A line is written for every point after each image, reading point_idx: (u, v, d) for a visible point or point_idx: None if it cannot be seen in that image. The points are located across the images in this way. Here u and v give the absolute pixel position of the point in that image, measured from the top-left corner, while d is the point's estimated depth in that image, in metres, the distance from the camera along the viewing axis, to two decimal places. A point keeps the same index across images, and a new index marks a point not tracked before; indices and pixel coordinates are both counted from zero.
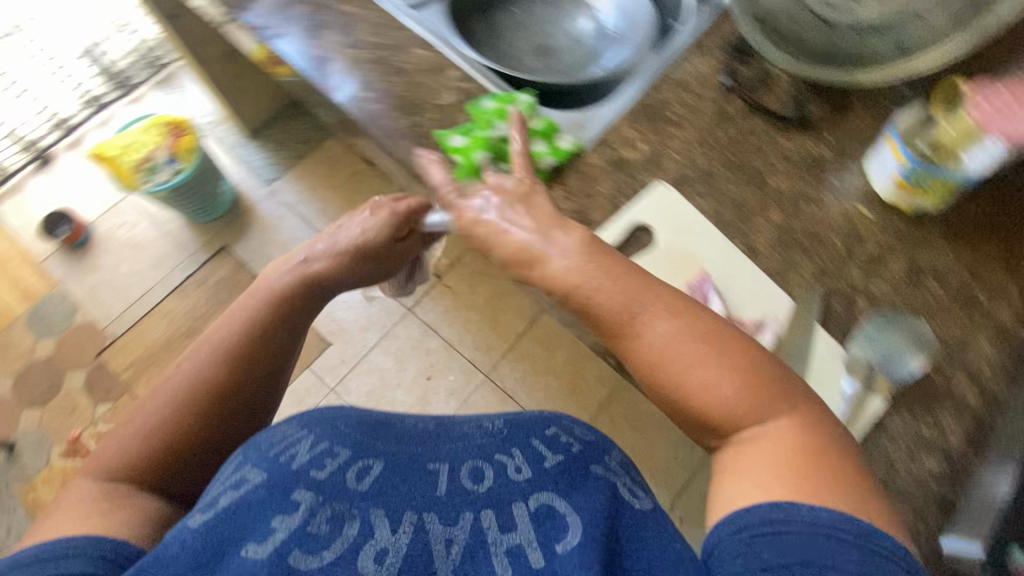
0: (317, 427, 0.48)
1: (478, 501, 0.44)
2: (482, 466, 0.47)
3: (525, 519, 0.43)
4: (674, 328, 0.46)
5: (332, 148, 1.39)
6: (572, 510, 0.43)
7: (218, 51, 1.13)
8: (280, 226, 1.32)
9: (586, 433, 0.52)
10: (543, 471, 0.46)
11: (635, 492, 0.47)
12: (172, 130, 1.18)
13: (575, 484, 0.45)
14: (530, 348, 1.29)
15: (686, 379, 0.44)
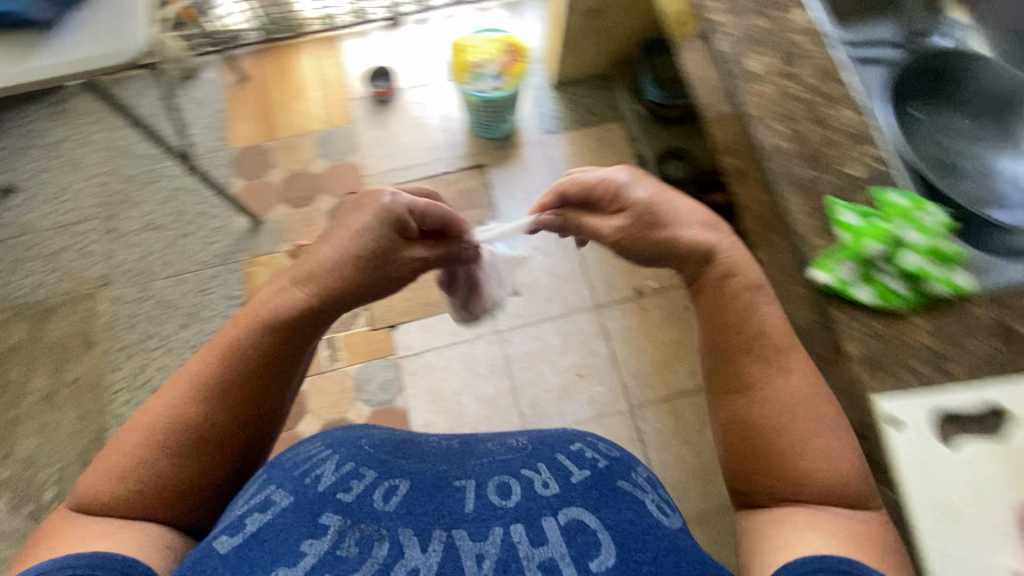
0: (343, 450, 0.62)
1: (506, 519, 0.54)
2: (510, 483, 0.59)
3: (556, 532, 0.52)
4: (806, 382, 0.55)
5: (612, 131, 1.43)
6: (601, 529, 0.52)
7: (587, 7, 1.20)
8: (534, 172, 1.40)
9: (610, 451, 0.65)
10: (569, 484, 0.58)
11: (663, 508, 0.57)
12: (512, 52, 1.27)
13: (602, 500, 0.56)
14: (682, 411, 1.21)
15: (807, 429, 0.54)
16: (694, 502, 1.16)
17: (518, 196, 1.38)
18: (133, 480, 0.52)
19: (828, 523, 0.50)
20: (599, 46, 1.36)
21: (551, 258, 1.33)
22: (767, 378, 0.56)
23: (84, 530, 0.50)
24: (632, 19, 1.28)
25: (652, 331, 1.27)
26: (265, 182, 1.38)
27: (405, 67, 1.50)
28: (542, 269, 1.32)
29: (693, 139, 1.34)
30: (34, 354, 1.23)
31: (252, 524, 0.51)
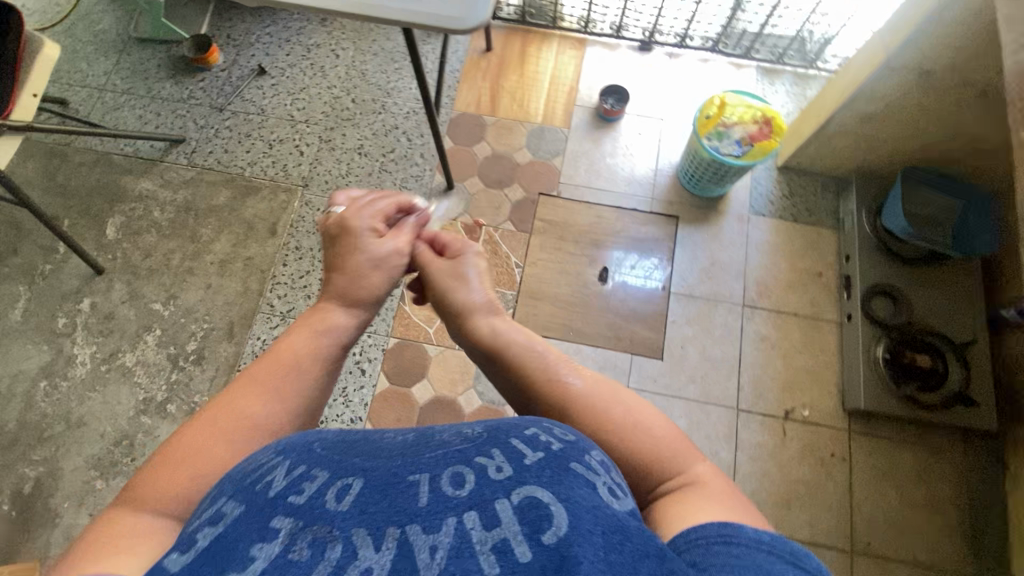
0: (296, 452, 0.46)
1: (460, 507, 0.38)
2: (464, 473, 0.42)
3: (509, 512, 0.37)
4: (581, 382, 0.58)
5: (823, 237, 1.32)
6: (556, 500, 0.38)
7: (866, 108, 1.12)
8: (725, 246, 1.32)
9: (561, 432, 0.47)
10: (521, 469, 0.41)
11: (613, 494, 0.42)
12: (764, 122, 1.20)
13: (559, 479, 0.40)
14: None
15: (616, 423, 0.53)
16: None
17: (700, 263, 1.31)
18: (196, 479, 0.46)
19: (693, 497, 0.47)
20: (851, 148, 1.25)
21: (709, 338, 1.25)
22: (571, 397, 0.56)
23: (100, 543, 0.40)
24: (904, 138, 1.17)
25: (784, 456, 1.16)
26: (471, 152, 1.42)
27: (638, 94, 1.48)
28: (695, 345, 1.24)
29: (916, 283, 1.19)
30: (226, 221, 1.35)
31: (204, 540, 0.38)
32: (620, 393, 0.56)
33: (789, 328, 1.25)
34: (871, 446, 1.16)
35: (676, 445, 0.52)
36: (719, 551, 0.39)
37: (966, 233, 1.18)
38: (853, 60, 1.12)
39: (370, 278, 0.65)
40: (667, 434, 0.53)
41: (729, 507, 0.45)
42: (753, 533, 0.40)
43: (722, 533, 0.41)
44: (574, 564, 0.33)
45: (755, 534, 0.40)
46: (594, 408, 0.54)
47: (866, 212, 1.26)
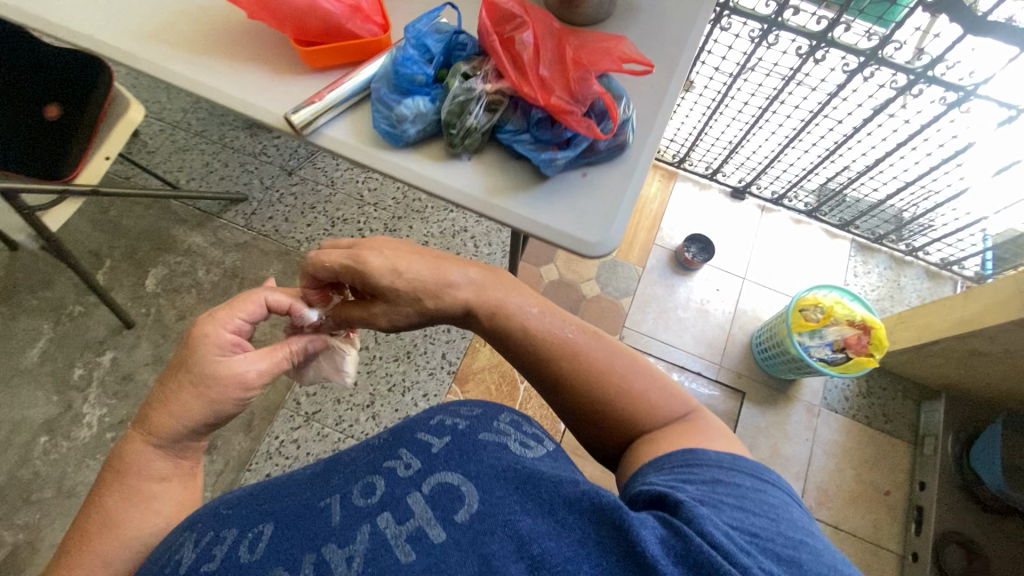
0: (194, 522, 0.46)
1: (372, 514, 0.41)
2: (373, 481, 0.43)
3: (423, 503, 0.41)
4: (592, 347, 0.58)
5: (897, 450, 1.21)
6: (464, 480, 0.42)
7: (981, 345, 1.02)
8: (789, 438, 1.22)
9: (473, 407, 0.52)
10: (432, 454, 0.45)
11: (527, 445, 0.48)
12: (863, 329, 1.07)
13: (466, 455, 0.45)
14: None
15: (624, 384, 0.56)
16: None
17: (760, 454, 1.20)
18: None
19: (695, 429, 0.53)
20: (951, 370, 1.14)
21: None
22: (565, 354, 0.57)
23: None
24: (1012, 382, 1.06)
25: None
26: (537, 272, 1.34)
27: (722, 245, 1.39)
28: None
29: (998, 538, 1.07)
30: None
31: None
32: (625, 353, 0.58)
33: (846, 551, 1.13)
34: None
35: (666, 386, 0.57)
36: (685, 479, 0.47)
37: None
38: (979, 291, 1.01)
39: (183, 405, 0.50)
40: (654, 378, 0.57)
41: (720, 438, 0.52)
42: (715, 454, 0.49)
43: (685, 460, 0.49)
44: (487, 535, 0.39)
45: (717, 455, 0.49)
46: (592, 365, 0.56)
47: (952, 439, 1.15)
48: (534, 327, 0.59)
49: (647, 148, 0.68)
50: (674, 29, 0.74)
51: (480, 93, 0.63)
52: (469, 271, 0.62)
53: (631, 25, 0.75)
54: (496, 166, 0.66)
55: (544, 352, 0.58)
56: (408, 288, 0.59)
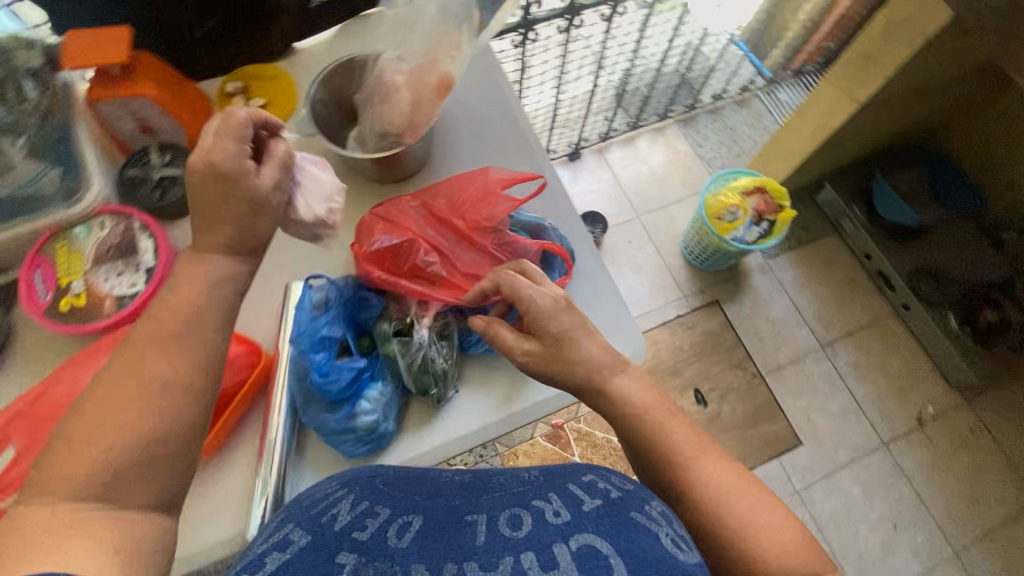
0: (354, 489, 0.45)
1: (517, 547, 0.35)
2: (521, 514, 0.39)
3: (568, 559, 0.33)
4: (722, 468, 0.45)
5: (832, 246, 1.37)
6: (616, 551, 0.33)
7: (838, 139, 1.16)
8: (770, 302, 1.32)
9: (625, 482, 0.42)
10: (582, 512, 0.37)
11: (682, 545, 0.36)
12: (761, 191, 1.18)
13: (618, 529, 0.36)
14: (1011, 549, 1.13)
15: (751, 511, 0.43)
16: None
17: (764, 332, 1.29)
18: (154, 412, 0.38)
19: None
20: (824, 165, 1.29)
21: (820, 396, 1.24)
22: (685, 455, 0.46)
23: None
24: (863, 143, 1.24)
25: (951, 466, 1.19)
26: None
27: (601, 206, 1.41)
28: (818, 411, 1.23)
29: (933, 249, 1.28)
30: None
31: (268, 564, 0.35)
32: (761, 491, 0.45)
33: (869, 344, 1.28)
34: (1001, 408, 1.23)
35: (810, 551, 0.42)
36: None
37: (950, 191, 1.29)
38: (809, 104, 1.14)
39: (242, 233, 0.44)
40: (797, 530, 0.43)
41: None
42: None
43: None
44: None
45: None
46: (716, 477, 0.45)
47: (857, 208, 1.32)
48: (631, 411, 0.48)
49: (585, 238, 0.62)
50: (497, 112, 0.66)
51: (431, 336, 0.53)
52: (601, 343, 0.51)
53: (459, 136, 0.65)
54: (487, 379, 0.57)
55: (653, 440, 0.47)
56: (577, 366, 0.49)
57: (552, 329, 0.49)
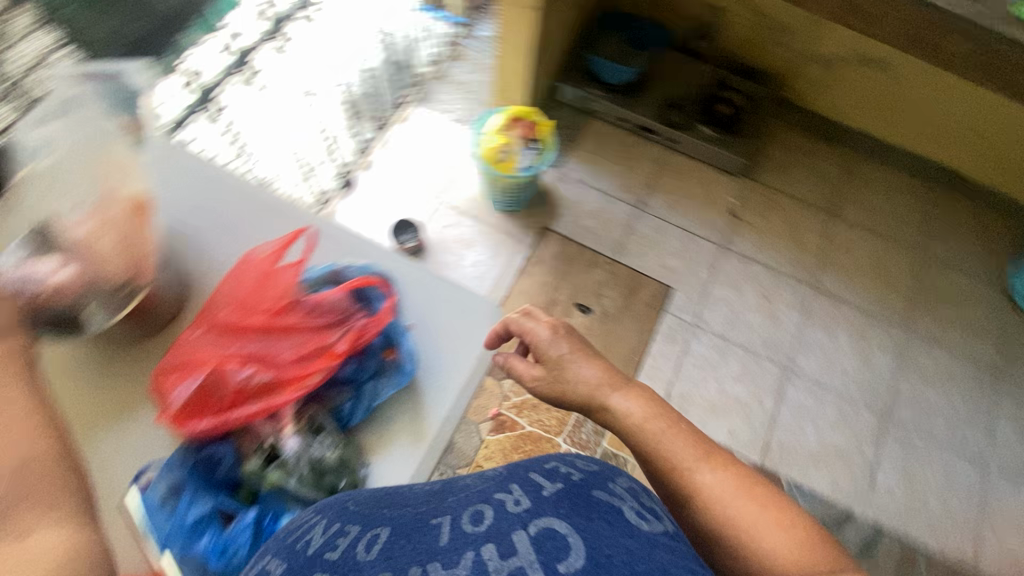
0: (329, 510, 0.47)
1: (479, 541, 0.39)
2: (482, 510, 0.42)
3: (527, 544, 0.38)
4: (723, 480, 0.58)
5: (598, 126, 1.51)
6: (571, 529, 0.38)
7: (543, 43, 1.26)
8: (584, 199, 1.43)
9: (588, 463, 0.48)
10: (542, 499, 0.42)
11: (644, 516, 0.42)
12: (515, 120, 1.25)
13: (577, 511, 0.40)
14: (838, 257, 1.40)
15: (750, 516, 0.55)
16: (897, 298, 1.37)
17: (595, 225, 1.41)
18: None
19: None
20: (548, 69, 1.40)
21: (663, 245, 1.39)
22: (691, 462, 0.60)
23: None
24: (564, 34, 1.37)
25: (770, 231, 1.42)
26: None
27: None
28: (669, 256, 1.38)
29: (660, 85, 1.49)
30: None
31: None
32: (763, 505, 0.57)
33: (669, 182, 1.46)
34: (773, 169, 1.49)
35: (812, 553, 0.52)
36: None
37: (646, 35, 1.50)
38: (503, 27, 1.21)
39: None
40: (800, 538, 0.54)
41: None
42: None
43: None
44: None
45: None
46: (716, 487, 0.58)
47: (592, 88, 1.47)
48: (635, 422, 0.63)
49: (390, 253, 0.60)
50: (231, 192, 0.61)
51: (303, 441, 0.49)
52: (592, 364, 0.68)
53: (205, 239, 0.59)
54: (391, 435, 0.54)
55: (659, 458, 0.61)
56: (584, 379, 0.67)
57: (552, 355, 0.69)
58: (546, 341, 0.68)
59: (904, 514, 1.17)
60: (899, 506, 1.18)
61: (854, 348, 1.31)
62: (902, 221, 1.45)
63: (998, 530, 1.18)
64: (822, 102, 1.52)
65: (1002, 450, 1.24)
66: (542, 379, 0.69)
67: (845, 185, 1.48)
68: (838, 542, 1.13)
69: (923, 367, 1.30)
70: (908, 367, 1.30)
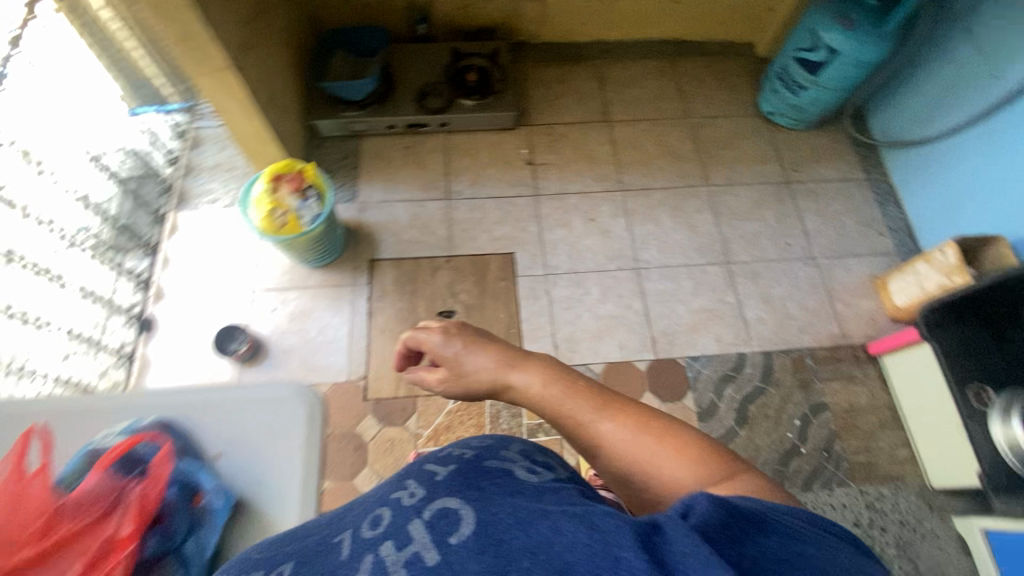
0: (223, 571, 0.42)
1: (376, 544, 0.40)
2: (379, 513, 0.43)
3: (421, 530, 0.40)
4: (623, 424, 0.61)
5: (371, 145, 1.48)
6: (462, 504, 0.41)
7: (266, 97, 1.19)
8: (394, 215, 1.40)
9: (483, 440, 0.51)
10: (437, 485, 0.44)
11: (533, 469, 0.47)
12: (279, 178, 1.16)
13: (469, 485, 0.43)
14: (629, 156, 1.52)
15: (649, 449, 0.59)
16: (690, 164, 1.52)
17: (417, 233, 1.38)
18: None
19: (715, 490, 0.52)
20: (291, 116, 1.34)
21: (486, 220, 1.41)
22: (590, 416, 0.62)
23: None
24: (286, 77, 1.30)
25: (567, 161, 1.51)
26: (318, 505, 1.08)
27: (218, 320, 1.26)
28: (495, 227, 1.41)
29: (405, 80, 1.48)
30: None
31: None
32: (665, 433, 0.59)
33: (461, 163, 1.48)
34: (542, 107, 1.57)
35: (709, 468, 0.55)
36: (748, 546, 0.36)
37: (365, 41, 1.46)
38: (213, 100, 1.11)
39: None
40: (700, 456, 0.57)
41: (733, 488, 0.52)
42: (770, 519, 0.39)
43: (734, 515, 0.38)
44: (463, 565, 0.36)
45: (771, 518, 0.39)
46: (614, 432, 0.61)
47: (343, 113, 1.43)
48: (534, 396, 0.65)
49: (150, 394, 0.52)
50: None
51: None
52: (481, 353, 0.69)
53: None
54: None
55: (562, 416, 0.64)
56: (479, 369, 0.68)
57: (449, 354, 0.70)
58: (440, 344, 0.70)
59: (778, 332, 1.32)
60: (772, 328, 1.33)
61: (679, 222, 1.43)
62: (661, 100, 1.61)
63: (848, 303, 1.37)
64: (554, 28, 1.61)
65: (819, 239, 1.44)
66: (447, 378, 0.70)
67: (606, 91, 1.61)
68: (743, 384, 1.26)
69: (735, 209, 1.46)
70: (723, 214, 1.45)
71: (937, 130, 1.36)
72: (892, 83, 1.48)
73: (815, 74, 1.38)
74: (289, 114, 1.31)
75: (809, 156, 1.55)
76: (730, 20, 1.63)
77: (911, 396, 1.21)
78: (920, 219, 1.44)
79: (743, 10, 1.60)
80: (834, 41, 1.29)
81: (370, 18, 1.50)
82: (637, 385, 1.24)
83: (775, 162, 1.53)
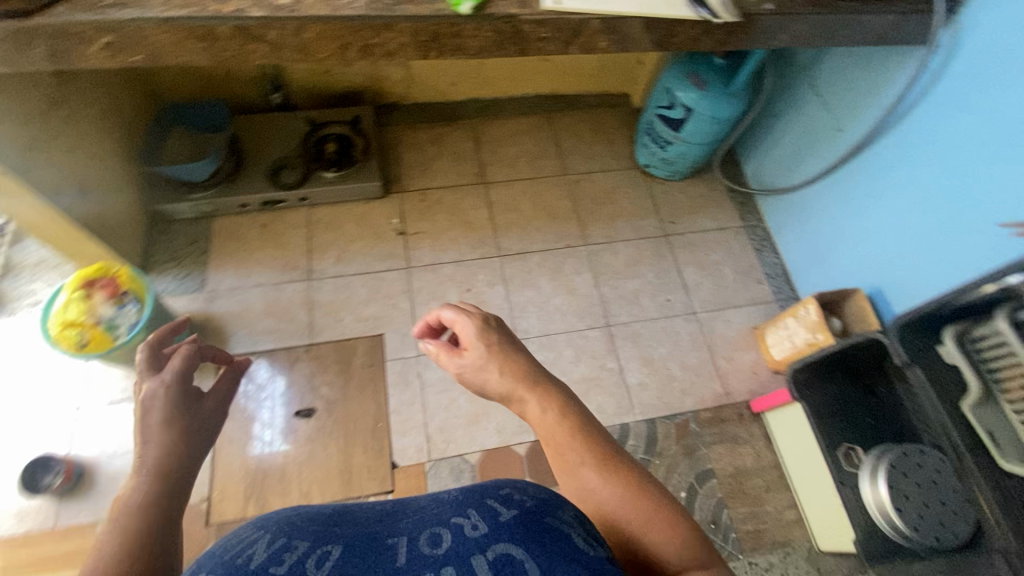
0: (273, 525, 0.45)
1: (439, 562, 0.41)
2: (440, 533, 0.44)
3: (485, 568, 0.40)
4: (615, 480, 0.53)
5: (224, 225, 1.36)
6: (527, 557, 0.40)
7: (73, 198, 1.06)
8: (247, 303, 1.28)
9: (540, 491, 0.48)
10: (500, 525, 0.43)
11: (591, 543, 0.43)
12: (86, 286, 1.02)
13: (531, 536, 0.42)
14: (505, 220, 1.46)
15: (632, 508, 0.51)
16: (567, 224, 1.48)
17: (273, 322, 1.26)
18: None
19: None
20: (118, 208, 1.21)
21: (352, 300, 1.31)
22: (587, 459, 0.55)
23: None
24: (110, 168, 1.18)
25: (441, 230, 1.43)
26: None
27: (32, 448, 1.09)
28: (362, 306, 1.31)
29: (257, 155, 1.38)
30: None
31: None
32: (656, 500, 0.52)
33: (324, 238, 1.37)
34: (413, 172, 1.50)
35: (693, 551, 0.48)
36: None
37: (208, 117, 1.35)
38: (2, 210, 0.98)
39: None
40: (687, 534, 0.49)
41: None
42: None
43: None
44: None
45: None
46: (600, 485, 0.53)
47: (188, 195, 1.32)
48: (541, 423, 0.59)
49: None
50: None
51: None
52: (515, 360, 0.63)
53: None
54: None
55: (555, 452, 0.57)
56: (505, 372, 0.62)
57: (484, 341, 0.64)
58: (478, 333, 0.64)
59: (662, 396, 1.28)
60: (655, 392, 1.29)
61: (557, 285, 1.39)
62: (539, 159, 1.57)
63: (730, 357, 1.35)
64: (424, 89, 1.56)
65: (697, 292, 1.42)
66: (464, 366, 0.63)
67: (481, 152, 1.56)
68: None
69: (614, 267, 1.43)
70: (602, 275, 1.41)
71: (798, 180, 1.38)
72: (757, 132, 1.50)
73: (676, 129, 1.38)
74: (112, 206, 1.19)
75: (685, 207, 1.54)
76: (602, 73, 1.63)
77: (794, 455, 1.20)
78: (795, 265, 1.44)
79: (611, 65, 1.60)
80: (688, 99, 1.29)
81: (215, 90, 1.41)
82: (514, 472, 1.16)
83: (652, 216, 1.52)
